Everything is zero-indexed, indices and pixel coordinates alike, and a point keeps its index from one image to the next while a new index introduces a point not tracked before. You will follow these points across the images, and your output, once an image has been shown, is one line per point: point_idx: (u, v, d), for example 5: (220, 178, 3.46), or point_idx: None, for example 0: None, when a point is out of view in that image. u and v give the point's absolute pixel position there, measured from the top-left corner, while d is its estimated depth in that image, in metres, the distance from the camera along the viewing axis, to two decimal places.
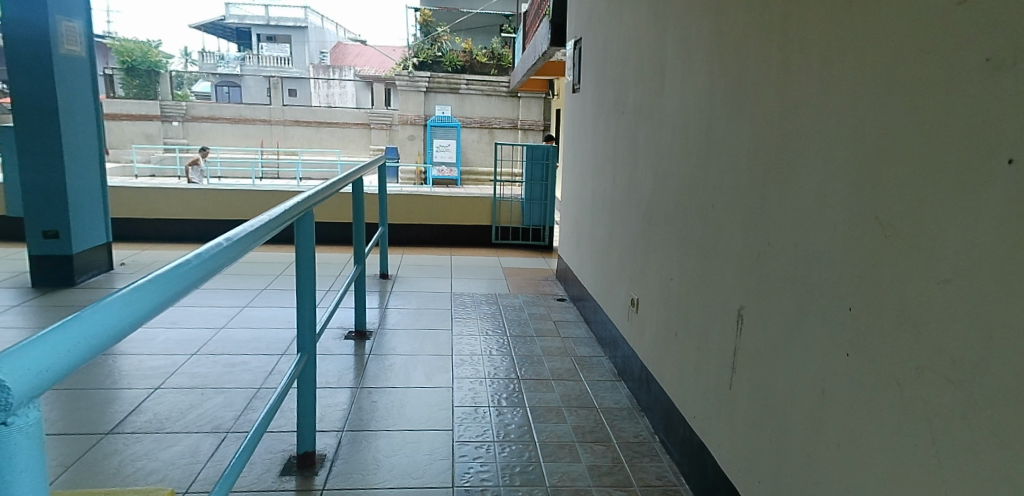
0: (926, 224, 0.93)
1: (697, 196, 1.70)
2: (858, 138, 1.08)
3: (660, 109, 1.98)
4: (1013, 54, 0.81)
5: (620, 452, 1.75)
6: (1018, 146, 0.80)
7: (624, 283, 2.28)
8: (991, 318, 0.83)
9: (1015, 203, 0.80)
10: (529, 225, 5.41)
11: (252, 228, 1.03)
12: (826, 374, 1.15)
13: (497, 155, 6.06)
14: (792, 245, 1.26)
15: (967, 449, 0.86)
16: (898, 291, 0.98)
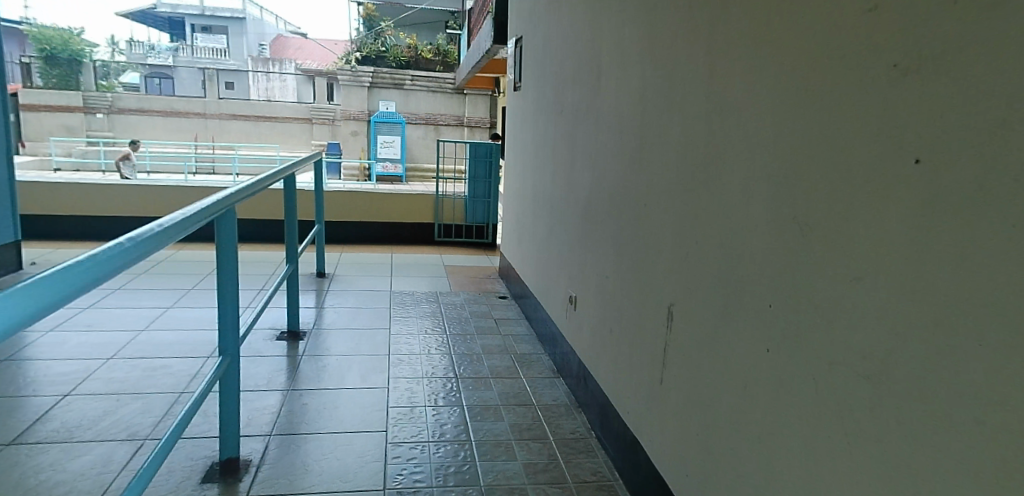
0: (842, 223, 0.96)
1: (631, 195, 1.72)
2: (780, 139, 1.11)
3: (597, 109, 2.00)
4: (918, 59, 0.84)
5: (556, 449, 1.76)
6: (925, 146, 0.83)
7: (564, 281, 2.29)
8: (898, 313, 0.86)
9: (921, 201, 0.83)
10: (473, 222, 5.39)
11: (158, 228, 0.98)
12: (751, 370, 1.17)
13: (440, 152, 6.02)
14: (719, 243, 1.29)
15: (876, 440, 0.89)
16: (816, 288, 1.01)
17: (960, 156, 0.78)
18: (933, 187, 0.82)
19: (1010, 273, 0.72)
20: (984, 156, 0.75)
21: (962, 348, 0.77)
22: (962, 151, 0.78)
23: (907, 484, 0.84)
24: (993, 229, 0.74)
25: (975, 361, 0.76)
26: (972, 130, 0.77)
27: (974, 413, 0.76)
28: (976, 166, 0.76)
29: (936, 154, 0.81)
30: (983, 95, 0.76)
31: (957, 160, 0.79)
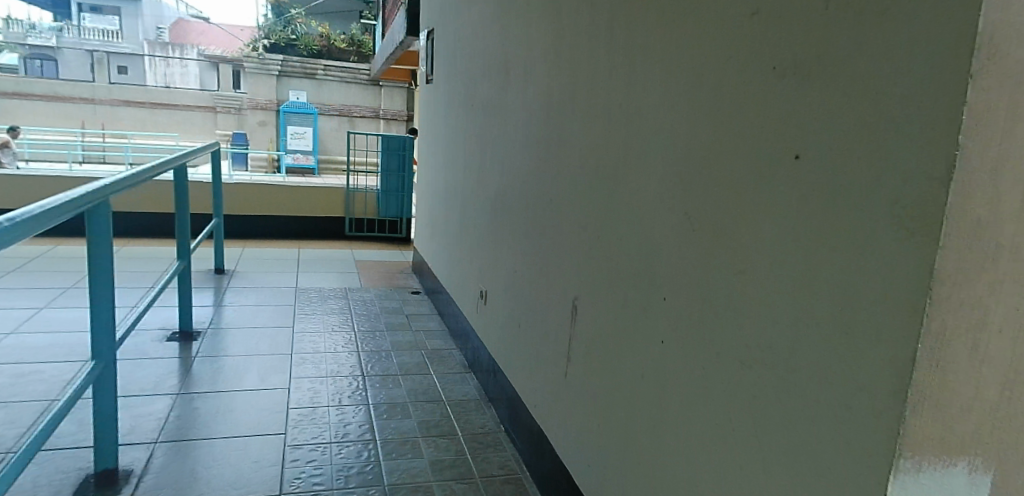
0: (729, 217, 1.00)
1: (538, 190, 1.73)
2: (673, 136, 1.14)
3: (505, 104, 2.00)
4: (795, 62, 0.89)
5: (464, 444, 1.75)
6: (803, 142, 0.87)
7: (475, 275, 2.29)
8: (778, 304, 0.91)
9: (800, 196, 0.87)
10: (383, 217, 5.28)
11: (7, 222, 0.89)
12: (648, 360, 1.20)
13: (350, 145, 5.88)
14: (619, 238, 1.31)
15: (758, 425, 0.93)
16: (707, 279, 1.05)
17: (835, 152, 0.82)
18: (810, 182, 0.86)
19: (878, 263, 0.76)
20: (853, 153, 0.80)
21: (834, 334, 0.82)
22: (833, 148, 0.83)
23: (786, 465, 0.88)
24: (861, 221, 0.79)
25: (845, 348, 0.80)
26: (842, 129, 0.81)
27: (845, 397, 0.80)
28: (846, 162, 0.81)
29: (813, 149, 0.85)
30: (851, 96, 0.80)
31: (831, 155, 0.83)
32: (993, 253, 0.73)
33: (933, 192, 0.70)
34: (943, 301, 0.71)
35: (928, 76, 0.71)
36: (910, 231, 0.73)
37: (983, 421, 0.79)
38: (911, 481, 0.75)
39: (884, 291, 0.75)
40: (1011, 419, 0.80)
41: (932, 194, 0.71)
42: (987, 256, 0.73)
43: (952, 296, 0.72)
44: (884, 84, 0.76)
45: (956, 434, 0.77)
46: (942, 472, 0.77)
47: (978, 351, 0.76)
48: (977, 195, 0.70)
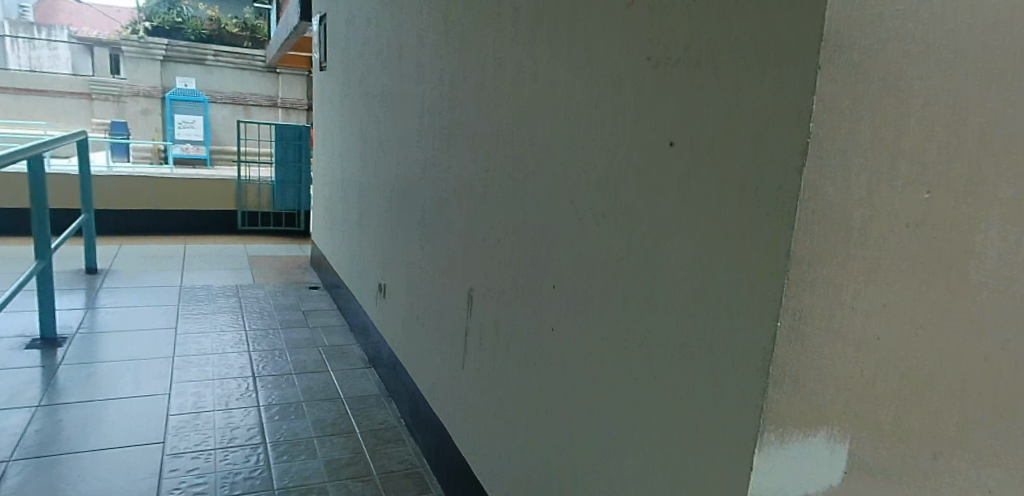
0: (613, 203, 1.02)
1: (434, 180, 1.71)
2: (561, 125, 1.15)
3: (399, 93, 1.96)
4: (668, 53, 0.91)
5: (363, 441, 1.72)
6: (676, 130, 0.90)
7: (373, 268, 2.24)
8: (657, 289, 0.94)
9: (675, 182, 0.90)
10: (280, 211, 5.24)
11: None
12: (542, 348, 1.22)
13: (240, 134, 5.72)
14: (512, 227, 1.32)
15: (641, 407, 0.97)
16: (594, 265, 1.07)
17: (705, 140, 0.85)
18: (684, 169, 0.89)
19: (743, 246, 0.80)
20: (721, 141, 0.83)
21: (707, 315, 0.85)
22: (703, 137, 0.86)
23: (666, 444, 0.92)
24: (728, 207, 0.82)
25: (716, 328, 0.84)
26: (711, 117, 0.84)
27: (716, 376, 0.84)
28: (716, 149, 0.84)
29: (685, 137, 0.88)
30: (717, 86, 0.83)
31: (702, 143, 0.86)
32: (846, 235, 0.78)
33: (789, 178, 0.74)
34: (800, 281, 0.76)
35: (782, 68, 0.75)
36: (771, 215, 0.77)
37: (841, 393, 0.84)
38: (775, 452, 0.79)
39: (749, 272, 0.79)
40: (865, 388, 0.86)
41: (789, 180, 0.75)
42: (839, 238, 0.78)
43: (808, 277, 0.76)
44: (745, 75, 0.79)
45: (817, 405, 0.82)
46: (804, 442, 0.82)
47: (836, 327, 0.81)
48: (828, 181, 0.75)
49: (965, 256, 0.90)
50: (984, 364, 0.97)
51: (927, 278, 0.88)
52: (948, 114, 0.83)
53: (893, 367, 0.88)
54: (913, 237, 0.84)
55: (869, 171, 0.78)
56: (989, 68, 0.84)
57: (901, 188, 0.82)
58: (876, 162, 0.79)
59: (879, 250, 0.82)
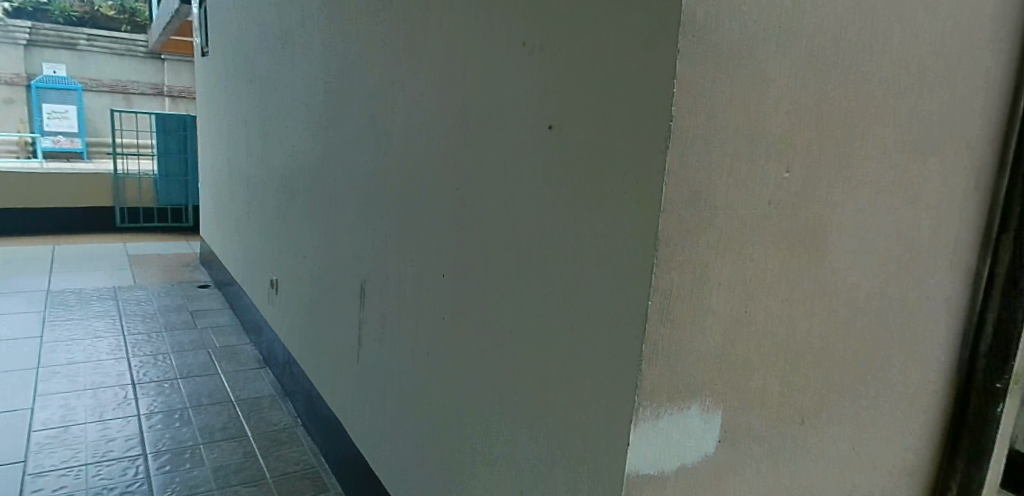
0: (495, 189, 1.03)
1: (324, 170, 1.66)
2: (444, 111, 1.15)
3: (285, 81, 1.89)
4: (542, 38, 0.92)
5: (255, 445, 1.66)
6: (553, 114, 0.90)
7: (264, 264, 2.16)
8: (540, 272, 0.94)
9: (555, 165, 0.91)
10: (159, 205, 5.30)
11: None
12: (431, 338, 1.21)
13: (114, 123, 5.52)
14: (399, 216, 1.31)
15: (528, 391, 0.98)
16: (479, 253, 1.07)
17: (579, 124, 0.86)
18: (560, 152, 0.90)
19: (615, 229, 0.82)
20: (593, 124, 0.84)
21: (585, 298, 0.87)
22: (576, 120, 0.86)
23: (552, 426, 0.93)
24: (601, 190, 0.84)
25: (593, 310, 0.86)
26: (584, 101, 0.85)
27: (595, 357, 0.85)
28: (589, 133, 0.85)
29: (561, 121, 0.89)
30: (588, 70, 0.85)
31: (576, 127, 0.87)
32: (711, 217, 0.82)
33: (654, 160, 0.77)
34: (668, 261, 0.79)
35: (645, 51, 0.77)
36: (640, 198, 0.78)
37: (712, 369, 0.88)
38: (649, 428, 0.83)
39: (622, 254, 0.81)
40: (735, 361, 0.91)
41: (654, 162, 0.77)
42: (704, 219, 0.81)
43: (676, 257, 0.79)
44: (613, 61, 0.81)
45: (690, 380, 0.85)
46: (678, 415, 0.85)
47: (705, 304, 0.84)
48: (690, 165, 0.78)
49: (820, 231, 0.97)
50: (836, 330, 1.06)
51: (789, 253, 0.93)
52: (802, 98, 0.88)
53: (760, 339, 0.93)
54: (775, 215, 0.89)
55: (734, 153, 0.82)
56: (836, 55, 0.91)
57: (763, 168, 0.86)
58: (739, 143, 0.82)
59: (744, 229, 0.86)
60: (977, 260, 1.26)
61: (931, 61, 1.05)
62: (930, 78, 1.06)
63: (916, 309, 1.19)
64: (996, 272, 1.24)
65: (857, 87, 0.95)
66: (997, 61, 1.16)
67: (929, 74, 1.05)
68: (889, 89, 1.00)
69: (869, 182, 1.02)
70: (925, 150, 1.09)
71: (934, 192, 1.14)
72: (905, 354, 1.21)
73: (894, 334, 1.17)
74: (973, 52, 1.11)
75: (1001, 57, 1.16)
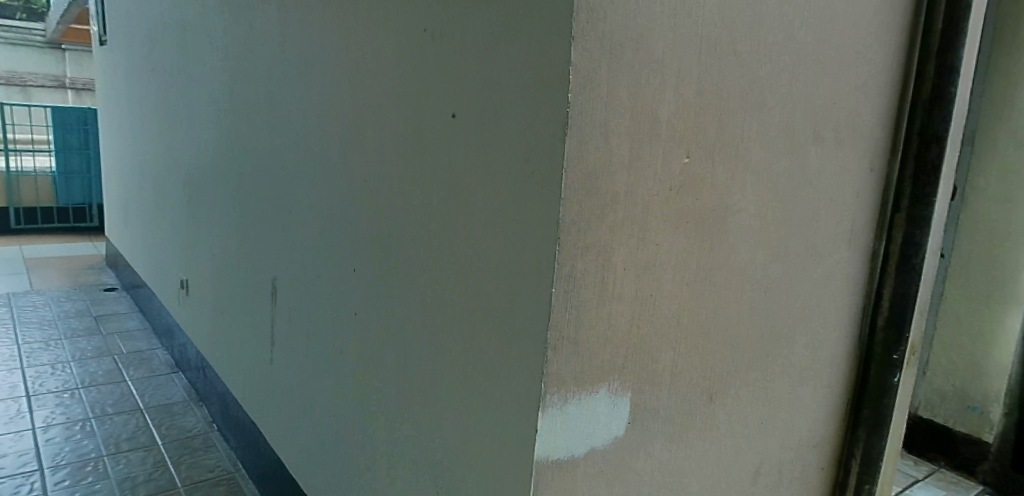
0: (469, 177, 0.90)
1: (234, 165, 1.60)
2: (387, 95, 1.04)
3: (189, 72, 1.83)
4: (441, 24, 0.93)
5: (165, 453, 1.70)
6: (455, 102, 0.91)
7: (174, 263, 2.09)
8: (450, 261, 0.95)
9: (460, 154, 0.91)
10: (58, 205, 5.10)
11: None
12: (391, 346, 1.09)
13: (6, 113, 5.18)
14: (345, 213, 1.18)
15: (442, 383, 0.98)
16: (431, 243, 0.98)
17: (480, 111, 0.87)
18: (462, 140, 0.90)
19: (513, 219, 0.84)
20: (495, 113, 0.85)
21: (488, 287, 0.89)
22: (476, 107, 0.88)
23: (463, 416, 0.94)
24: (500, 180, 0.85)
25: (497, 298, 0.87)
26: (486, 88, 0.86)
27: (502, 347, 0.87)
28: (486, 123, 0.86)
29: (463, 110, 0.90)
30: (485, 58, 0.86)
31: (474, 116, 0.88)
32: (613, 203, 0.83)
33: (553, 147, 0.77)
34: (572, 247, 0.80)
35: (537, 41, 0.78)
36: (541, 185, 0.79)
37: (617, 353, 0.90)
38: (557, 413, 0.83)
39: (525, 241, 0.82)
40: (641, 343, 0.93)
41: (553, 149, 0.77)
42: (605, 204, 0.82)
43: (579, 243, 0.80)
44: (507, 49, 0.83)
45: (596, 364, 0.87)
46: (586, 399, 0.87)
47: (609, 288, 0.86)
48: (588, 152, 0.78)
49: (721, 214, 1.00)
50: (740, 310, 1.10)
51: (690, 236, 0.96)
52: (698, 85, 0.91)
53: (664, 321, 0.96)
54: (675, 199, 0.92)
55: (632, 138, 0.83)
56: (730, 42, 0.94)
57: (662, 153, 0.88)
58: (638, 129, 0.84)
59: (645, 215, 0.88)
60: (874, 238, 1.34)
61: (823, 49, 1.10)
62: (822, 66, 1.11)
63: (817, 287, 1.25)
64: (891, 250, 1.33)
65: (753, 73, 0.99)
66: (884, 50, 1.22)
67: (821, 62, 1.10)
68: (784, 76, 1.04)
69: (767, 166, 1.06)
70: (819, 135, 1.15)
71: (830, 175, 1.20)
72: (807, 331, 1.26)
73: (796, 312, 1.22)
74: (862, 41, 1.17)
75: (887, 46, 1.22)
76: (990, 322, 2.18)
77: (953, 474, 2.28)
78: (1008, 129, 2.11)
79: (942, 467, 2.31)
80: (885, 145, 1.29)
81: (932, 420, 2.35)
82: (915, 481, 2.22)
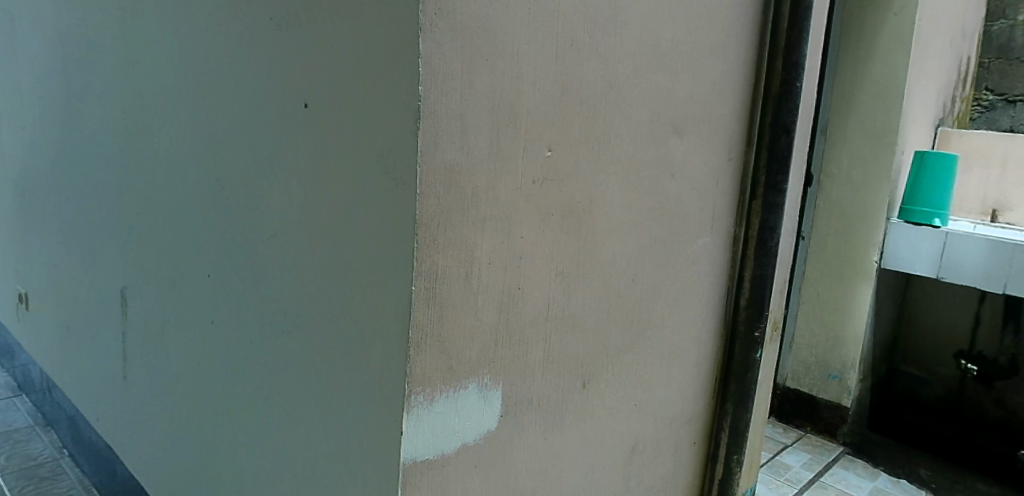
0: (373, 159, 0.79)
1: (83, 163, 1.46)
2: (258, 80, 0.94)
3: (20, 65, 1.68)
4: (285, 11, 0.87)
5: (6, 486, 1.56)
6: (307, 90, 0.86)
7: (10, 272, 1.92)
8: (310, 261, 0.90)
9: (314, 148, 0.87)
10: None
11: None
12: (294, 357, 0.94)
13: None
14: (231, 210, 1.04)
15: (303, 390, 0.93)
16: (340, 232, 0.85)
17: (330, 102, 0.83)
18: (315, 131, 0.86)
19: (366, 217, 0.81)
20: (344, 104, 0.81)
21: (345, 288, 0.85)
22: (327, 97, 0.83)
23: (325, 424, 0.90)
24: (351, 176, 0.82)
25: (356, 299, 0.84)
26: (335, 79, 0.82)
27: (360, 350, 0.84)
28: (337, 115, 0.82)
29: (314, 99, 0.85)
30: (332, 46, 0.82)
31: (326, 106, 0.84)
32: (472, 199, 0.83)
33: (404, 141, 0.75)
34: (428, 244, 0.78)
35: (380, 32, 0.75)
36: (395, 180, 0.77)
37: (485, 348, 0.90)
38: (424, 412, 0.82)
39: (379, 238, 0.80)
40: (510, 336, 0.94)
41: (404, 143, 0.75)
42: (465, 199, 0.82)
43: (437, 239, 0.79)
44: (351, 39, 0.79)
45: (463, 360, 0.87)
46: (454, 396, 0.86)
47: (473, 284, 0.86)
48: (441, 147, 0.77)
49: (587, 206, 1.03)
50: (610, 299, 1.13)
51: (556, 229, 0.98)
52: (558, 79, 0.92)
53: (534, 313, 0.97)
54: (539, 192, 0.93)
55: (491, 132, 0.83)
56: (589, 38, 0.96)
57: (523, 147, 0.89)
58: (496, 123, 0.84)
59: (507, 210, 0.88)
60: (735, 223, 1.43)
61: (680, 46, 1.15)
62: (678, 62, 1.16)
63: (683, 273, 1.31)
64: (750, 234, 1.43)
65: (613, 69, 1.02)
66: (737, 48, 1.30)
67: (678, 58, 1.16)
68: (644, 71, 1.08)
69: (630, 159, 1.10)
70: (679, 127, 1.20)
71: (689, 167, 1.25)
72: (674, 314, 1.32)
73: (664, 297, 1.28)
74: (714, 38, 1.23)
75: (738, 43, 1.30)
76: (843, 296, 2.40)
77: (817, 438, 2.49)
78: (854, 121, 2.32)
79: (808, 432, 2.52)
80: (741, 137, 1.37)
81: (798, 389, 2.55)
82: (784, 446, 2.40)
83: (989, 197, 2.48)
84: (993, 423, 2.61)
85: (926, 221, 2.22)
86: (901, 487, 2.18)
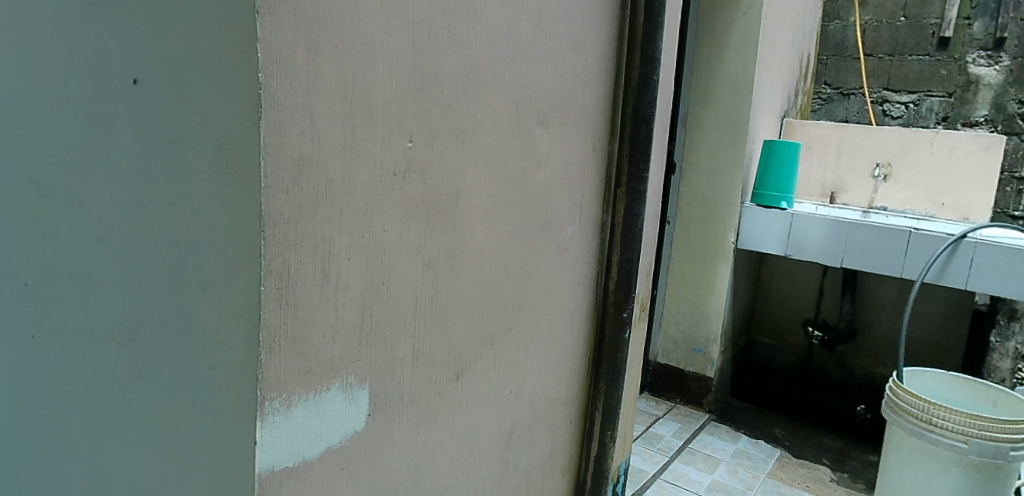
0: (209, 149, 0.72)
1: None
2: (76, 60, 0.83)
3: None
4: None
5: None
6: (137, 66, 0.77)
7: None
8: (145, 262, 0.80)
9: (144, 134, 0.78)
10: None
11: None
12: (129, 370, 0.84)
13: None
14: (48, 208, 0.91)
15: (139, 409, 0.84)
16: (178, 226, 0.77)
17: (163, 79, 0.75)
18: (147, 113, 0.77)
19: (204, 210, 0.74)
20: (178, 85, 0.74)
21: (185, 290, 0.77)
22: (162, 75, 0.75)
23: (166, 444, 0.81)
24: (187, 167, 0.75)
25: (198, 302, 0.76)
26: (166, 60, 0.74)
27: (202, 359, 0.76)
28: (171, 98, 0.75)
29: (147, 75, 0.76)
30: (163, 20, 0.73)
31: (162, 85, 0.75)
32: (328, 193, 0.80)
33: (245, 132, 0.71)
34: (278, 240, 0.75)
35: (210, 11, 0.69)
36: (234, 173, 0.72)
37: (350, 346, 0.87)
38: (279, 418, 0.78)
39: (219, 234, 0.74)
40: (376, 331, 0.91)
41: (245, 134, 0.71)
42: (320, 193, 0.78)
43: (286, 234, 0.75)
44: (181, 18, 0.72)
45: (324, 361, 0.83)
46: (314, 397, 0.83)
47: (332, 280, 0.82)
48: (288, 139, 0.74)
49: (452, 197, 1.01)
50: (481, 288, 1.13)
51: (421, 220, 0.96)
52: (416, 70, 0.90)
53: (400, 308, 0.95)
54: (401, 184, 0.90)
55: (345, 123, 0.80)
56: (447, 29, 0.94)
57: (383, 139, 0.86)
58: (352, 114, 0.81)
59: (368, 204, 0.86)
60: (602, 211, 1.47)
61: (542, 38, 1.17)
62: (541, 55, 1.17)
63: (553, 259, 1.34)
64: (616, 221, 1.48)
65: (475, 59, 1.01)
66: (597, 41, 1.33)
67: (540, 50, 1.17)
68: (506, 63, 1.09)
69: (497, 149, 1.10)
70: (543, 118, 1.21)
71: (556, 155, 1.28)
72: (545, 300, 1.34)
73: (535, 286, 1.30)
74: (575, 31, 1.26)
75: (598, 36, 1.33)
76: (703, 274, 2.57)
77: (686, 408, 2.65)
78: (709, 111, 2.48)
79: (677, 403, 2.68)
80: (604, 128, 1.42)
81: (668, 364, 2.70)
82: (656, 418, 2.54)
83: (827, 181, 2.73)
84: (834, 384, 2.93)
85: (775, 204, 2.42)
86: (758, 447, 2.37)
